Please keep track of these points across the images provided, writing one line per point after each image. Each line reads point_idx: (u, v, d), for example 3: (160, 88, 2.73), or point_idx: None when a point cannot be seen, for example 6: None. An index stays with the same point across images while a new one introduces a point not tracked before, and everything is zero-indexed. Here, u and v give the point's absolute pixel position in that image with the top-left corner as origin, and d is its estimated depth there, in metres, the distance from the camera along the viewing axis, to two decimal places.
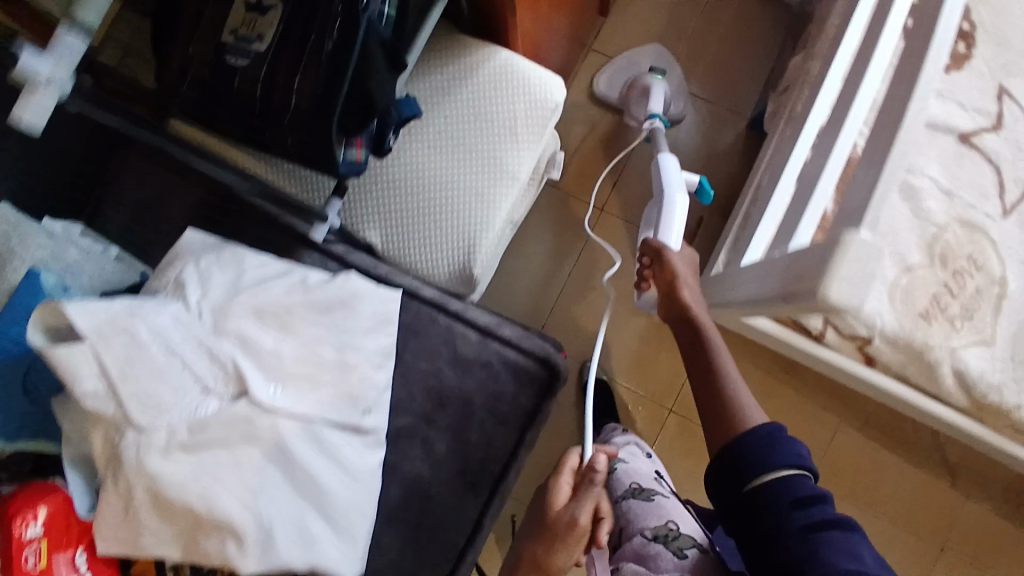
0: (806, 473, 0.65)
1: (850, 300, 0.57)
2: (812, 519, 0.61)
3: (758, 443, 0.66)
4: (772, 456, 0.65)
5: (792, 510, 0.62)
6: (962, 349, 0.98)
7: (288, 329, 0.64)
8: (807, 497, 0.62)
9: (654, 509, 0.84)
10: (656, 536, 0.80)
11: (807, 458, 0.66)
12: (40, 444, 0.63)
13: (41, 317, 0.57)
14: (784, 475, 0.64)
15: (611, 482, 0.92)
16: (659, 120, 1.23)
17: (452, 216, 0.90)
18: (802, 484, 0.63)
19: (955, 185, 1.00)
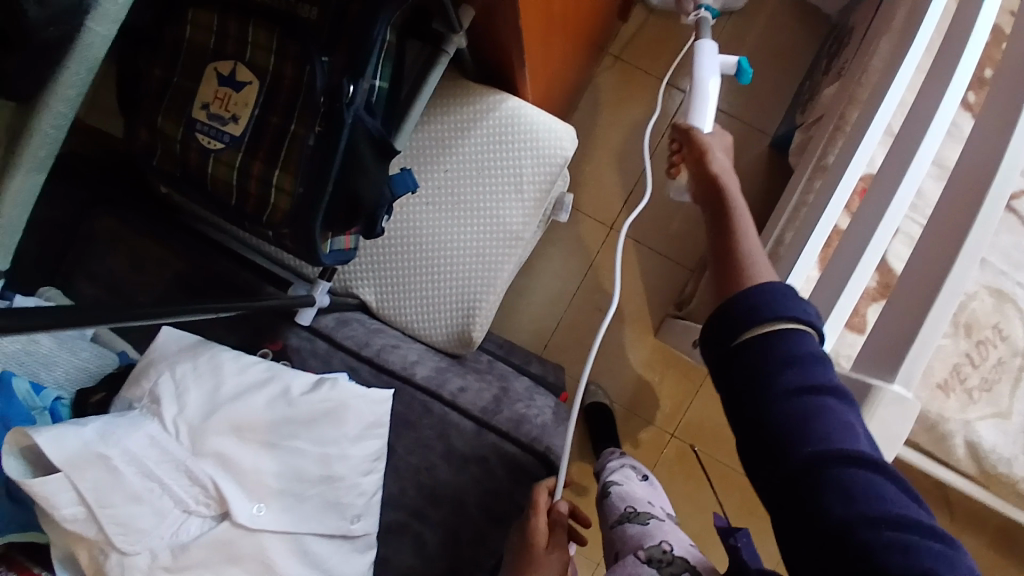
0: (809, 331, 0.51)
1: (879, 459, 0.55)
2: (808, 381, 0.48)
3: (759, 297, 0.52)
4: (774, 309, 0.51)
5: (786, 369, 0.49)
6: (977, 422, 0.94)
7: (271, 443, 0.61)
8: (804, 357, 0.49)
9: (647, 533, 0.81)
10: (649, 560, 0.76)
11: (815, 317, 0.52)
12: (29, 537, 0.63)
13: (15, 440, 0.54)
14: (785, 329, 0.50)
15: (604, 505, 0.90)
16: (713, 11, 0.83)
17: (452, 277, 0.86)
18: (805, 343, 0.50)
19: (987, 249, 0.94)
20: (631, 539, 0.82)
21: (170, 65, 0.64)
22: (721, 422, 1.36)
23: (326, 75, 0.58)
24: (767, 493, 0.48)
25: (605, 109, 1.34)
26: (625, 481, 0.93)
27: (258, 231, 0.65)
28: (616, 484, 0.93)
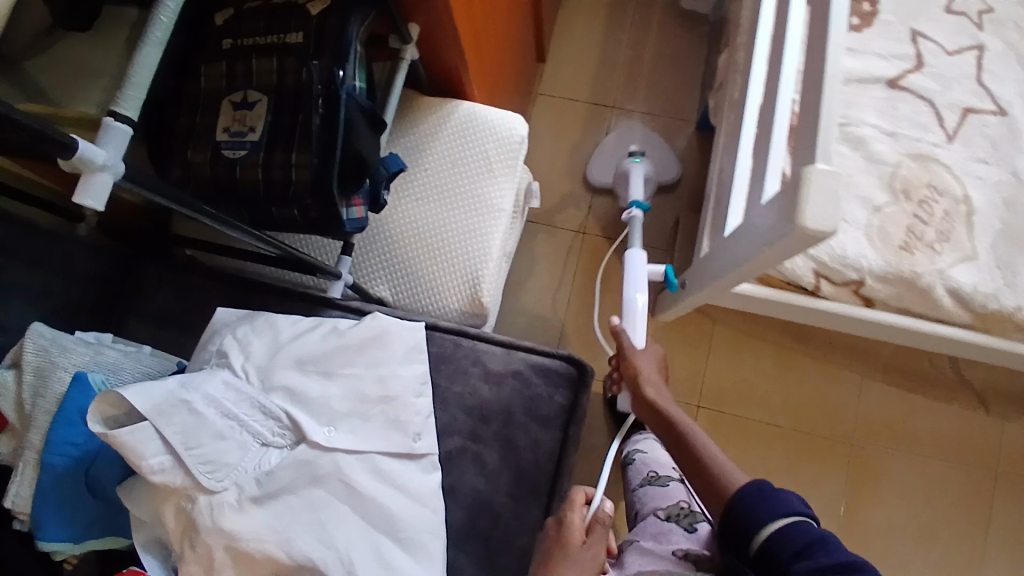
0: (804, 519, 0.69)
1: (824, 225, 0.64)
2: (820, 561, 0.64)
3: (751, 500, 0.72)
4: (766, 512, 0.70)
5: (796, 557, 0.65)
6: (950, 269, 1.03)
7: (330, 373, 0.68)
8: (811, 543, 0.66)
9: (668, 492, 0.97)
10: (669, 516, 0.92)
11: (801, 507, 0.71)
12: (108, 540, 0.68)
13: (99, 409, 0.60)
14: (784, 524, 0.68)
15: (630, 472, 1.05)
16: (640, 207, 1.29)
17: (452, 255, 0.96)
18: (800, 528, 0.67)
19: (896, 125, 1.08)
20: (650, 499, 0.98)
21: (192, 111, 0.80)
22: (743, 379, 1.42)
23: (319, 71, 0.74)
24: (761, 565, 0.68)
25: (549, 137, 1.53)
26: (648, 447, 1.08)
27: (284, 216, 0.76)
28: (636, 450, 1.08)
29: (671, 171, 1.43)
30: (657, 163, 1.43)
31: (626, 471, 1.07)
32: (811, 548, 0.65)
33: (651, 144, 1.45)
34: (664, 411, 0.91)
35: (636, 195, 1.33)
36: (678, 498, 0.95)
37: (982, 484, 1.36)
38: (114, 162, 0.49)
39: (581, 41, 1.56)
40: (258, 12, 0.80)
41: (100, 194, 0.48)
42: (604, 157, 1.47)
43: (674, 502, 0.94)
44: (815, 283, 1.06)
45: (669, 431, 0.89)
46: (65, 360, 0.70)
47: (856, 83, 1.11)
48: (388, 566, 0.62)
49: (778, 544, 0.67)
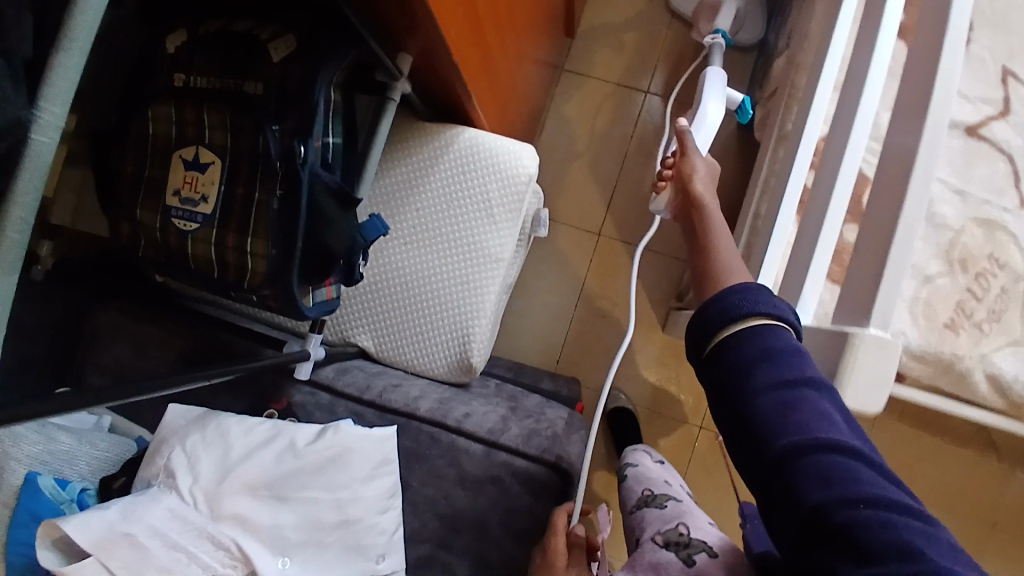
0: (782, 329, 0.54)
1: (858, 403, 0.55)
2: (782, 375, 0.51)
3: (732, 298, 0.57)
4: (740, 309, 0.55)
5: (757, 367, 0.52)
6: (993, 353, 0.93)
7: (285, 497, 0.62)
8: (777, 351, 0.52)
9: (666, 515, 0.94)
10: (666, 541, 0.86)
11: (788, 317, 0.55)
12: None
13: (47, 533, 0.57)
14: (755, 325, 0.54)
15: (627, 491, 1.05)
16: (723, 35, 1.17)
17: (442, 308, 0.88)
18: (774, 337, 0.53)
19: (965, 183, 0.93)
20: (652, 523, 0.94)
21: (141, 160, 0.69)
22: None
23: (279, 140, 0.62)
24: (727, 417, 0.53)
25: (572, 121, 1.36)
26: (643, 462, 1.10)
27: (243, 298, 0.68)
28: (636, 466, 1.09)
29: (755, 32, 1.25)
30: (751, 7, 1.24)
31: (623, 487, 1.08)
32: (773, 354, 0.52)
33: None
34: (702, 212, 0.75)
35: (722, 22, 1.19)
36: (678, 520, 0.90)
37: (976, 534, 1.33)
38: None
39: (618, 10, 1.35)
40: (214, 40, 0.66)
41: None
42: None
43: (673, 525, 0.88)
44: None
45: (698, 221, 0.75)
46: (20, 450, 0.65)
47: None
48: None
49: (742, 344, 0.54)
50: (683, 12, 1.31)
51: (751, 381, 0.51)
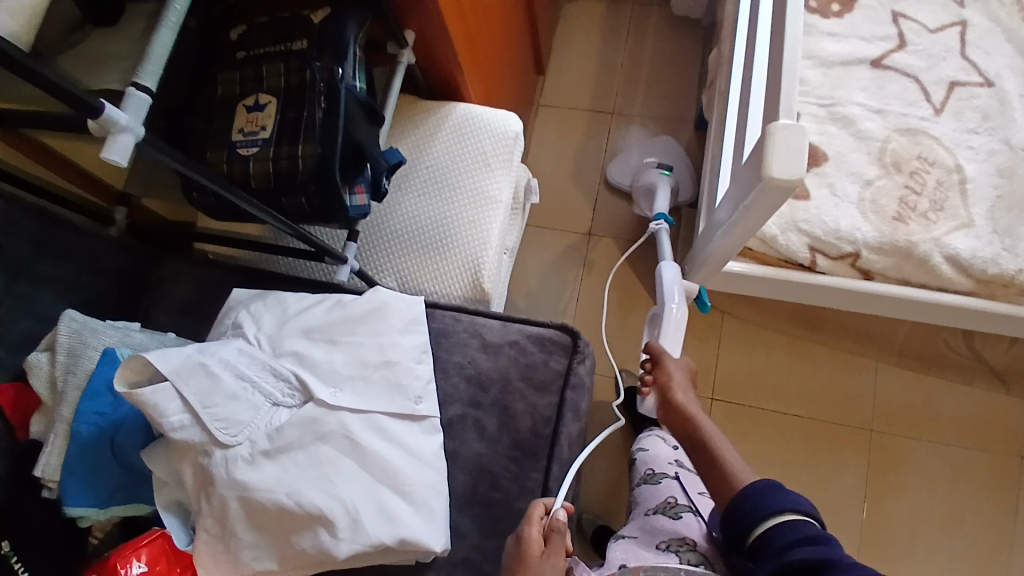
0: (806, 519, 0.69)
1: (786, 172, 0.67)
2: (808, 551, 0.64)
3: (756, 494, 0.73)
4: (767, 504, 0.71)
5: (793, 546, 0.66)
6: (945, 236, 1.03)
7: (335, 341, 0.73)
8: (805, 536, 0.66)
9: (659, 490, 0.94)
10: (657, 510, 0.90)
11: (808, 508, 0.71)
12: (133, 506, 0.72)
13: (125, 375, 0.65)
14: (783, 518, 0.69)
15: (633, 469, 1.02)
16: (664, 221, 1.33)
17: (453, 243, 1.01)
18: (801, 525, 0.68)
19: (882, 103, 1.11)
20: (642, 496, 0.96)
21: (208, 117, 0.86)
22: (753, 371, 1.42)
23: (321, 70, 0.80)
24: None
25: (552, 144, 1.58)
26: (648, 442, 1.05)
27: (291, 206, 0.82)
28: (639, 446, 1.06)
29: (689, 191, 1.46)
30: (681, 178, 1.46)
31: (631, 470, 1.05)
32: (807, 541, 0.66)
33: (670, 155, 1.48)
34: (694, 420, 0.93)
35: (661, 208, 1.36)
36: (668, 494, 0.92)
37: (1010, 470, 1.32)
38: (135, 125, 0.55)
39: (578, 55, 1.64)
40: (264, 23, 0.87)
41: (125, 146, 0.54)
42: (626, 159, 1.50)
43: (663, 497, 0.92)
44: (811, 258, 1.07)
45: (690, 425, 0.93)
46: (95, 340, 0.76)
47: (839, 65, 1.14)
48: (391, 519, 0.66)
49: (776, 533, 0.69)
50: (620, 185, 1.50)
51: (786, 565, 0.65)
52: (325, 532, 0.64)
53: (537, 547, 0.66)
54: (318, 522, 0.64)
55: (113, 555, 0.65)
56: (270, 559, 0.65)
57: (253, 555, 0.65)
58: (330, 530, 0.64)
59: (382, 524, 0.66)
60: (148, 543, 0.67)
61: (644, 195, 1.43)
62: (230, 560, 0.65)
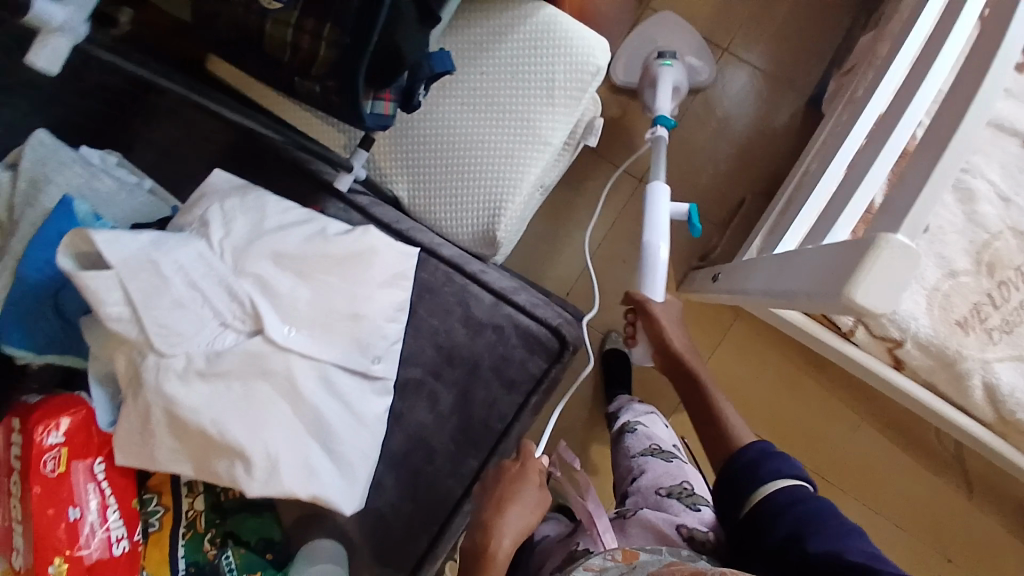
0: (801, 484, 0.73)
1: (876, 303, 0.58)
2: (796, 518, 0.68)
3: (751, 463, 0.77)
4: (764, 474, 0.75)
5: (787, 512, 0.69)
6: (996, 362, 0.93)
7: (305, 276, 0.65)
8: (799, 500, 0.70)
9: (669, 469, 0.90)
10: (671, 494, 0.85)
11: (800, 473, 0.75)
12: (69, 359, 0.67)
13: (71, 243, 0.58)
14: (782, 487, 0.72)
15: (629, 440, 0.97)
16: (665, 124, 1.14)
17: (480, 176, 0.88)
18: (796, 491, 0.71)
19: (1014, 190, 0.93)
20: (649, 476, 0.90)
21: None
22: (742, 376, 1.37)
23: None
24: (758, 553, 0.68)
25: None
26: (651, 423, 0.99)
27: (308, 90, 0.69)
28: (643, 422, 0.99)
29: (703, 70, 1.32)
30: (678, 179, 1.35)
31: (621, 437, 1.00)
32: (795, 508, 0.69)
33: (662, 33, 1.31)
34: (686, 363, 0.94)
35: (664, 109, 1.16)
36: (683, 478, 0.89)
37: (926, 561, 1.34)
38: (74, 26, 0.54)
39: None
40: None
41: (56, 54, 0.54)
42: (624, 54, 1.31)
43: (677, 480, 0.88)
44: (851, 326, 0.97)
45: (684, 377, 0.94)
46: (60, 178, 0.68)
47: (993, 130, 0.93)
48: (311, 475, 0.64)
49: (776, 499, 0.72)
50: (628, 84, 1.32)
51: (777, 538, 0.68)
52: (241, 464, 0.62)
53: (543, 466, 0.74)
54: (237, 454, 0.62)
55: (33, 416, 0.63)
56: (186, 466, 0.64)
57: (168, 458, 0.64)
58: (246, 467, 0.62)
59: (300, 477, 0.64)
60: (71, 412, 0.64)
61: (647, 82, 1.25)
62: (146, 454, 0.64)
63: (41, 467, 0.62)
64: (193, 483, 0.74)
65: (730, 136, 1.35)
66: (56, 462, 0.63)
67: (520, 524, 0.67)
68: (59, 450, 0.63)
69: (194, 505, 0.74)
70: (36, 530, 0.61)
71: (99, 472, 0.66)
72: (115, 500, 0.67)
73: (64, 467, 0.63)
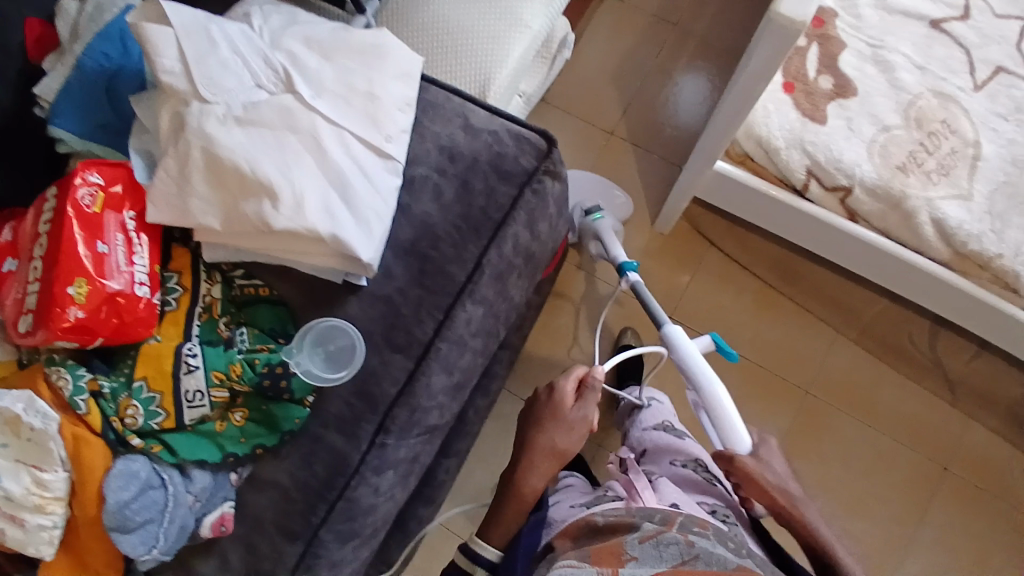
0: None
1: (794, 14, 0.69)
2: None
3: None
4: None
5: None
6: (939, 200, 1.03)
7: (331, 58, 0.77)
8: None
9: (681, 443, 0.97)
10: (685, 464, 0.92)
11: None
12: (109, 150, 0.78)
13: (144, 14, 0.72)
14: None
15: (643, 417, 1.07)
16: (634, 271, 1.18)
17: (472, 50, 1.02)
18: None
19: (925, 61, 1.09)
20: (665, 446, 0.97)
21: None
22: (722, 301, 1.42)
23: None
24: None
25: (603, 34, 1.55)
26: (664, 400, 1.10)
27: None
28: (654, 401, 1.10)
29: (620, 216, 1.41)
30: (647, 127, 1.49)
31: (639, 414, 1.09)
32: None
33: (586, 190, 1.41)
34: (797, 514, 0.79)
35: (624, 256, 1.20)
36: (694, 451, 0.95)
37: (927, 475, 1.33)
38: None
39: None
40: None
41: None
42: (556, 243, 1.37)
43: (691, 454, 0.94)
44: (805, 183, 1.07)
45: (799, 533, 0.78)
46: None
47: (898, 16, 1.11)
48: (331, 216, 0.71)
49: None
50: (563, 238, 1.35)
51: None
52: (268, 202, 0.69)
53: (571, 400, 0.86)
54: (265, 192, 0.69)
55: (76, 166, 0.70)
56: (214, 215, 0.70)
57: (198, 206, 0.70)
58: (273, 203, 0.69)
59: (321, 216, 0.70)
60: (110, 166, 0.71)
61: (590, 242, 1.29)
62: (180, 206, 0.70)
63: (78, 198, 0.68)
64: (212, 270, 0.78)
65: (680, 97, 1.50)
66: (93, 200, 0.69)
67: (549, 449, 0.83)
68: (96, 192, 0.69)
69: (211, 291, 0.77)
70: (62, 248, 0.65)
71: (129, 225, 0.71)
72: (143, 256, 0.72)
73: (99, 208, 0.69)
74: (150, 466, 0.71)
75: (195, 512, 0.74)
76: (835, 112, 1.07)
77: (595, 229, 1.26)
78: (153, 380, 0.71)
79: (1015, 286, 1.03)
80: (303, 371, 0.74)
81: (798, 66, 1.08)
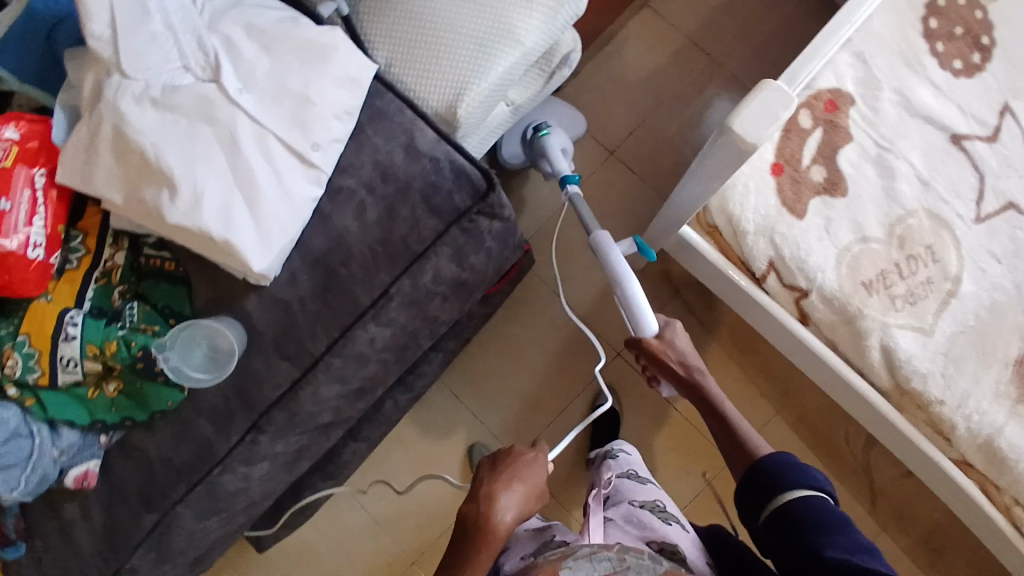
0: (823, 495, 0.70)
1: (749, 135, 0.64)
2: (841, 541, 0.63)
3: (772, 470, 0.74)
4: (789, 481, 0.72)
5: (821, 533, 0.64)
6: (895, 327, 0.97)
7: (269, 50, 0.75)
8: (828, 519, 0.66)
9: (643, 488, 0.92)
10: (643, 505, 0.87)
11: (822, 483, 0.72)
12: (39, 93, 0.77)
13: None
14: (803, 495, 0.69)
15: (611, 464, 1.01)
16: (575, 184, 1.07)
17: (453, 55, 0.96)
18: (822, 505, 0.68)
19: (932, 176, 1.01)
20: (625, 490, 0.92)
21: None
22: None
23: None
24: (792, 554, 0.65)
25: (632, 45, 1.46)
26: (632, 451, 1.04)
27: None
28: (622, 449, 1.05)
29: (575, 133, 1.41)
30: (649, 155, 1.43)
31: (604, 464, 1.04)
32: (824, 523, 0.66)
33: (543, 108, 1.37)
34: (691, 380, 0.88)
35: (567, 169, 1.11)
36: (655, 495, 0.90)
37: None
38: None
39: None
40: None
41: None
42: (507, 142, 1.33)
43: (652, 495, 0.89)
44: (764, 272, 1.01)
45: (695, 394, 0.88)
46: None
47: (919, 120, 1.03)
48: (229, 219, 0.69)
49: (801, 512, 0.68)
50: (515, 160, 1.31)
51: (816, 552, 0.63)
52: (166, 193, 0.68)
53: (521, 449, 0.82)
54: (165, 182, 0.68)
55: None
56: (116, 191, 0.70)
57: (103, 180, 0.69)
58: (170, 194, 0.68)
59: (218, 217, 0.69)
60: (30, 121, 0.71)
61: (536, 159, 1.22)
62: (86, 175, 0.70)
63: None
64: (119, 236, 0.79)
65: (691, 132, 1.43)
66: (6, 155, 0.69)
67: (513, 501, 0.75)
68: (10, 146, 0.70)
69: (114, 257, 0.78)
70: None
71: (38, 182, 0.71)
72: (45, 215, 0.72)
73: (9, 163, 0.69)
74: (21, 416, 0.72)
75: (61, 463, 0.77)
76: (817, 207, 1.01)
77: (543, 145, 1.19)
78: (34, 337, 0.72)
79: (947, 434, 0.97)
80: (169, 367, 0.75)
81: (795, 150, 1.01)
